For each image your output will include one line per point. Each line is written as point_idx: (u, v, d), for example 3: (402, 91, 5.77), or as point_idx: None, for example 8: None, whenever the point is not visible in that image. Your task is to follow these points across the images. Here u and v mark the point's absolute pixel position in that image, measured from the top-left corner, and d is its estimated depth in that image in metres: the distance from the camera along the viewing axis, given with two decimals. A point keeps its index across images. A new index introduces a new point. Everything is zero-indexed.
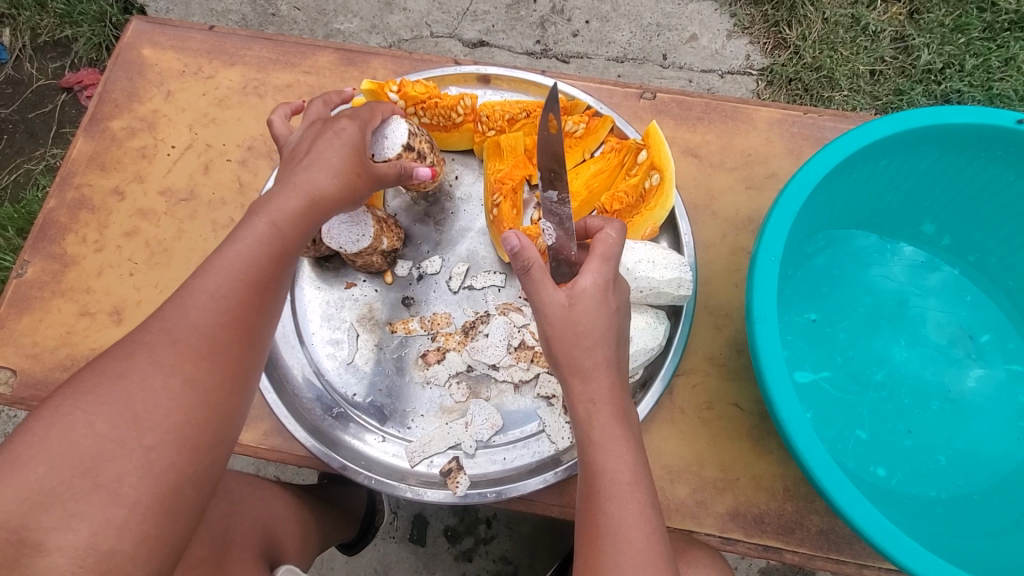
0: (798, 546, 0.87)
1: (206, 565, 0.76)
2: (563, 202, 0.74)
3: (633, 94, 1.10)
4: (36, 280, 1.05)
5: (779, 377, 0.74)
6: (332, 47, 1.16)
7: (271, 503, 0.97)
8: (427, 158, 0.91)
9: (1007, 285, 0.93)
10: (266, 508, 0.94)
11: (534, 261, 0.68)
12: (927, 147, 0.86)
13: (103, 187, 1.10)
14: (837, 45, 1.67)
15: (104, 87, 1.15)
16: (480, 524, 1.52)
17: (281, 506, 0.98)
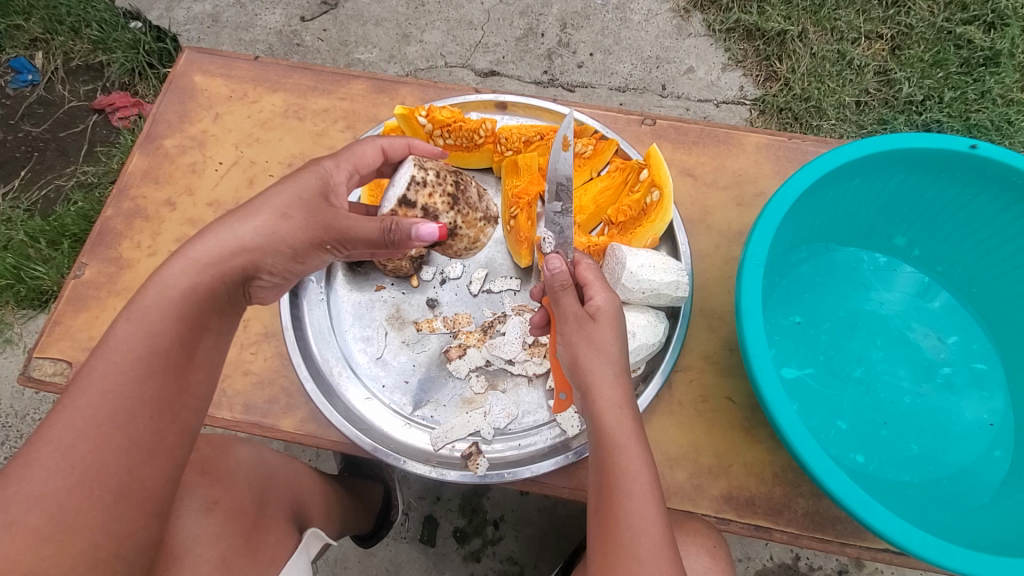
0: (785, 526, 0.95)
1: (245, 522, 0.85)
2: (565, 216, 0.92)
3: (635, 121, 1.23)
4: (93, 281, 1.15)
5: (765, 366, 0.84)
6: (364, 76, 1.29)
7: (302, 475, 1.05)
8: (438, 214, 0.97)
9: (971, 293, 1.04)
10: (297, 478, 1.03)
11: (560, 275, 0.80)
12: (895, 168, 0.97)
13: (156, 199, 1.21)
14: (824, 77, 1.81)
15: (158, 109, 1.28)
16: (488, 525, 1.59)
17: (308, 480, 1.07)
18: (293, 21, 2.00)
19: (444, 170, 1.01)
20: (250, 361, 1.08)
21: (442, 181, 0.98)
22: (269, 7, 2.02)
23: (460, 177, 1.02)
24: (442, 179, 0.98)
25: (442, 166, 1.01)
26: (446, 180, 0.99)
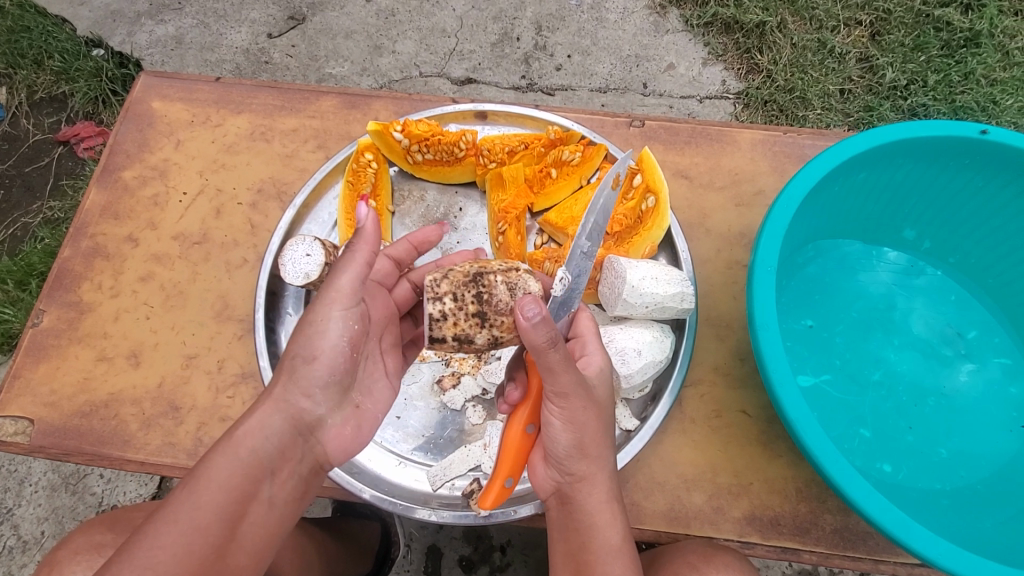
0: (814, 546, 0.89)
1: None
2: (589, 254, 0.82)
3: (623, 123, 1.17)
4: (52, 328, 1.06)
5: (784, 380, 0.77)
6: (334, 92, 1.22)
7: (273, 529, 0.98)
8: (476, 338, 0.77)
9: (987, 283, 1.00)
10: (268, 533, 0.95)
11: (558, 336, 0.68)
12: (901, 159, 0.93)
13: (117, 235, 1.13)
14: (807, 67, 1.77)
15: (114, 140, 1.20)
16: (495, 552, 1.36)
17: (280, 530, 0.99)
18: (260, 38, 1.92)
19: (461, 284, 0.77)
20: (229, 406, 1.01)
21: (461, 304, 0.76)
22: (233, 25, 1.94)
23: (482, 284, 0.77)
24: (461, 299, 0.76)
25: (458, 277, 0.78)
26: (466, 297, 0.76)
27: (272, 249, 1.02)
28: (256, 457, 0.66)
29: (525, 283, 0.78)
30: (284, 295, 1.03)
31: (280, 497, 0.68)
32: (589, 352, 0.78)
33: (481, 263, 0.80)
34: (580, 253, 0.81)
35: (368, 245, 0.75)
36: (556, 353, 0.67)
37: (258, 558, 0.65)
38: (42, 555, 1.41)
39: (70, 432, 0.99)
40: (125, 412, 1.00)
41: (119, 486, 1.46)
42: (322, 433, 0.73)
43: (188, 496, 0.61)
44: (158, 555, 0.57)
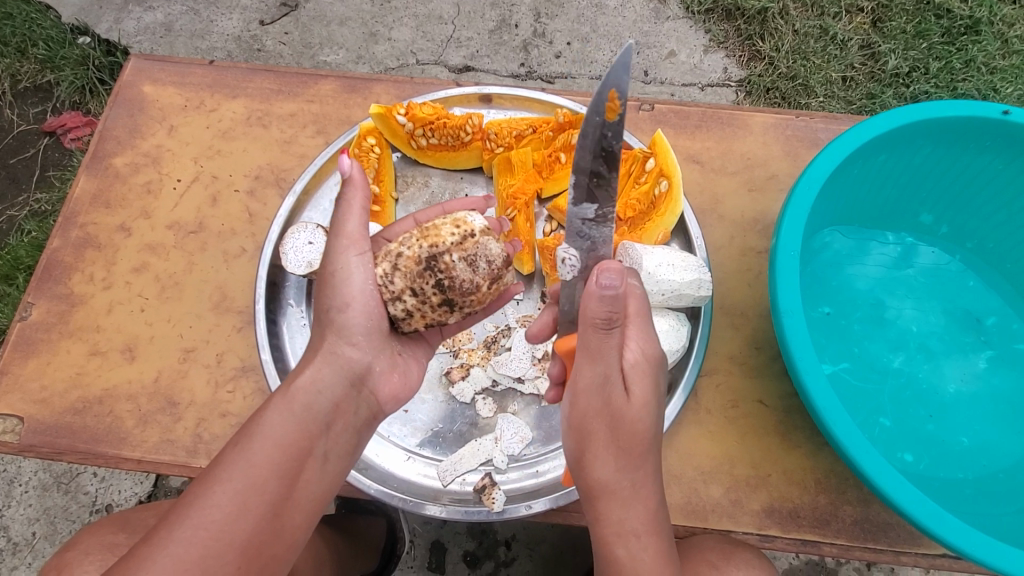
0: (834, 538, 0.87)
1: None
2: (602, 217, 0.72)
3: (632, 107, 1.14)
4: (42, 322, 1.02)
5: (810, 368, 0.76)
6: (333, 75, 1.18)
7: None
8: (451, 314, 0.76)
9: (1005, 269, 0.98)
10: None
11: (601, 318, 0.64)
12: (922, 141, 0.91)
13: (108, 225, 1.08)
14: (809, 55, 1.73)
15: (103, 125, 1.15)
16: (500, 546, 1.34)
17: None
18: (251, 25, 1.86)
19: (415, 275, 0.72)
20: (228, 401, 0.97)
21: (424, 297, 0.73)
22: (224, 11, 1.87)
23: (439, 270, 0.73)
24: (422, 292, 0.73)
25: (409, 267, 0.73)
26: (427, 291, 0.73)
27: (272, 237, 0.98)
28: (310, 413, 0.67)
29: (487, 249, 0.75)
30: (284, 285, 0.99)
31: (336, 452, 0.69)
32: (628, 339, 0.68)
33: (431, 237, 0.74)
34: (584, 222, 0.72)
35: (360, 192, 0.71)
36: (592, 335, 0.65)
37: (310, 519, 0.65)
38: (34, 557, 1.37)
39: (62, 430, 0.95)
40: (120, 408, 0.97)
41: (113, 485, 1.42)
42: (373, 382, 0.73)
43: (241, 456, 0.62)
44: (213, 513, 0.58)
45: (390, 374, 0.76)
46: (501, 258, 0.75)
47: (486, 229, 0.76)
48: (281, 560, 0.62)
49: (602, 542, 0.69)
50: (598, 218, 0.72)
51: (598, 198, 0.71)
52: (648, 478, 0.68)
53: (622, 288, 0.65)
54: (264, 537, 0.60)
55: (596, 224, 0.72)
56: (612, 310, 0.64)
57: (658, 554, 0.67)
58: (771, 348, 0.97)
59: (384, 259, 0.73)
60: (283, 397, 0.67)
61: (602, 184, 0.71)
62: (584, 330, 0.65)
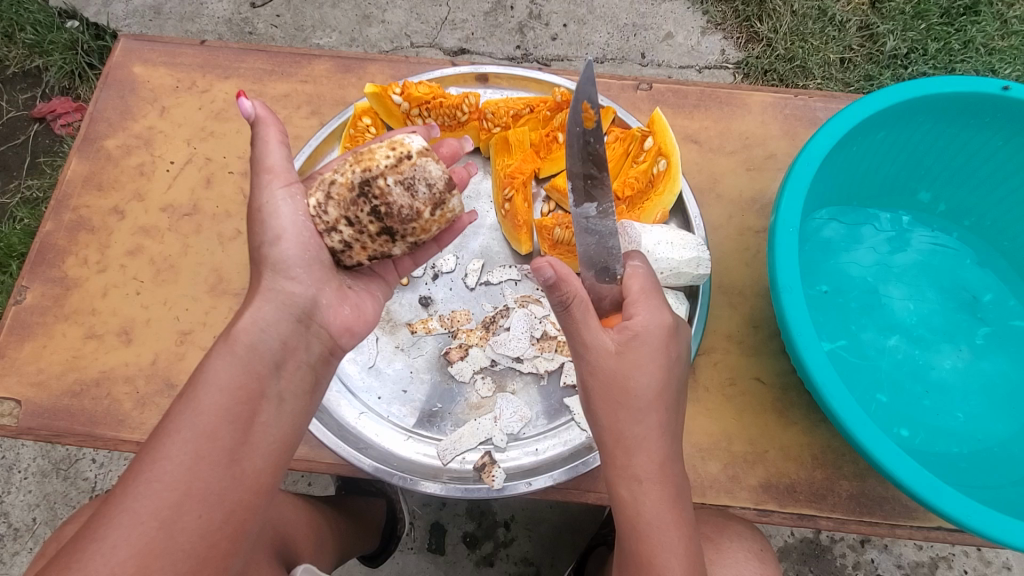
0: (831, 512, 0.88)
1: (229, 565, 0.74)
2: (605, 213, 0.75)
3: (629, 86, 1.13)
4: (37, 305, 1.01)
5: (810, 343, 0.76)
6: (327, 55, 1.16)
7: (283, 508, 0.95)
8: (394, 243, 0.75)
9: (1002, 246, 0.98)
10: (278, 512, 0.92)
11: (572, 295, 0.65)
12: (921, 117, 0.90)
13: (101, 208, 1.07)
14: (807, 35, 1.67)
15: (94, 107, 1.13)
16: (499, 526, 1.35)
17: (290, 508, 0.96)
18: (242, 7, 1.82)
19: (349, 202, 0.72)
20: None
21: (360, 225, 0.73)
22: None
23: (374, 195, 0.72)
24: (359, 221, 0.72)
25: (342, 195, 0.72)
26: (363, 219, 0.72)
27: None
28: (254, 355, 0.66)
29: (425, 171, 0.73)
30: None
31: (290, 393, 0.68)
32: (633, 311, 0.69)
33: (364, 161, 0.73)
34: (589, 219, 0.76)
35: (275, 126, 0.72)
36: (579, 310, 0.66)
37: (273, 462, 0.65)
38: (35, 542, 1.38)
39: (60, 413, 0.95)
40: (117, 391, 0.96)
41: (113, 470, 1.42)
42: (322, 316, 0.73)
43: (187, 406, 0.60)
44: (164, 466, 0.57)
45: (338, 306, 0.75)
46: (443, 181, 0.74)
47: (423, 149, 0.74)
48: (253, 507, 0.62)
49: (621, 495, 0.68)
50: (601, 213, 0.75)
51: (596, 197, 0.76)
52: (649, 434, 0.67)
53: (563, 276, 0.65)
54: (225, 483, 0.59)
55: (601, 219, 0.75)
56: (562, 296, 0.65)
57: (664, 508, 0.66)
58: (769, 326, 0.97)
59: (317, 188, 0.73)
60: (225, 342, 0.66)
61: (596, 184, 0.76)
62: (573, 308, 0.66)
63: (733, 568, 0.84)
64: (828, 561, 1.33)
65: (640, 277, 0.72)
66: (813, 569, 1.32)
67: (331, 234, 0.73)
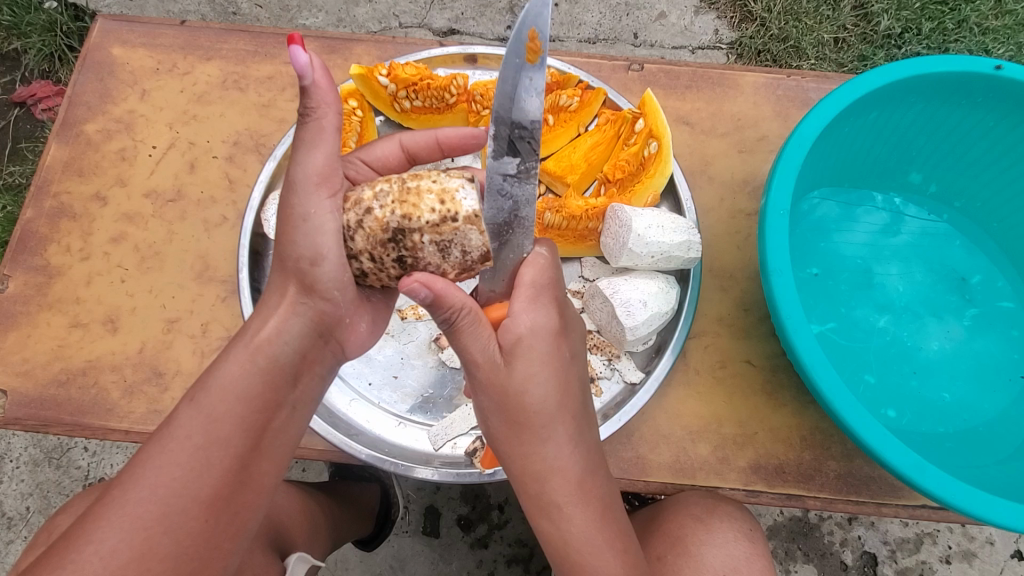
0: (819, 492, 0.90)
1: None
2: (523, 174, 0.65)
3: (621, 67, 1.11)
4: (19, 294, 1.00)
5: (799, 326, 0.76)
6: (312, 36, 1.13)
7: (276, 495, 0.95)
8: None
9: (991, 227, 0.98)
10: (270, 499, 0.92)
11: (455, 309, 0.63)
12: (914, 97, 0.90)
13: (82, 194, 1.05)
14: (801, 15, 1.65)
15: (72, 90, 1.10)
16: (493, 509, 1.36)
17: (283, 495, 0.96)
18: None
19: (379, 242, 0.67)
20: None
21: (381, 264, 0.69)
22: None
23: (405, 246, 0.67)
24: (381, 262, 0.68)
25: (374, 231, 0.66)
26: (387, 262, 0.68)
27: (252, 205, 0.96)
28: (274, 362, 0.65)
29: (465, 239, 0.67)
30: (266, 254, 0.97)
31: (303, 401, 0.68)
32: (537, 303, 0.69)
33: (407, 205, 0.66)
34: (504, 178, 0.64)
35: (331, 108, 0.65)
36: (467, 320, 0.64)
37: (278, 463, 0.64)
38: (29, 530, 1.38)
39: (47, 402, 0.94)
40: (104, 380, 0.95)
41: (104, 458, 1.42)
42: (335, 326, 0.72)
43: (200, 412, 0.60)
44: (173, 471, 0.56)
45: (354, 318, 0.74)
46: (480, 253, 0.68)
47: (473, 215, 0.66)
48: (254, 506, 0.61)
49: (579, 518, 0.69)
50: (520, 174, 0.64)
51: (521, 151, 0.63)
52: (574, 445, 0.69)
53: (440, 292, 0.62)
54: (239, 488, 0.60)
55: (517, 181, 0.65)
56: (445, 312, 0.62)
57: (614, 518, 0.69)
58: (759, 310, 0.97)
59: (354, 209, 0.67)
60: (244, 347, 0.64)
61: (523, 136, 0.63)
62: (459, 322, 0.64)
63: (723, 547, 0.84)
64: (816, 538, 1.35)
65: (537, 269, 0.70)
66: (802, 546, 1.35)
67: (350, 260, 0.69)
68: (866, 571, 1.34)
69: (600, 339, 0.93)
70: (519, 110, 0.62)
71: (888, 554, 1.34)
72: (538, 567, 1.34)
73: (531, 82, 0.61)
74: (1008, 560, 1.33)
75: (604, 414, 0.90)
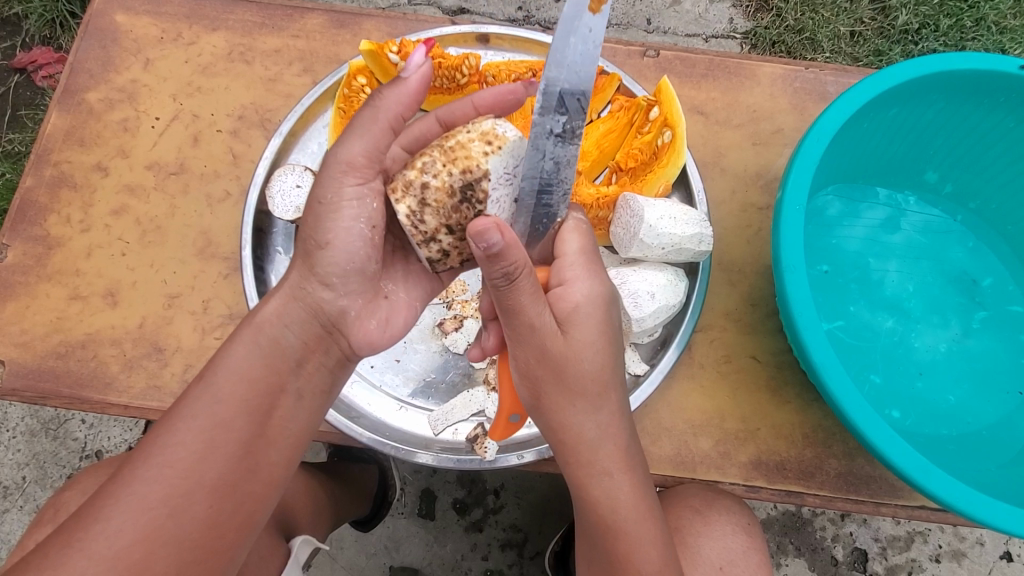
0: (819, 489, 0.90)
1: None
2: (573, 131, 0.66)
3: (636, 52, 1.08)
4: (18, 264, 0.98)
5: (811, 323, 0.75)
6: (320, 9, 1.10)
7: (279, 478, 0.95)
8: None
9: (1005, 231, 0.97)
10: None
11: (516, 264, 0.59)
12: (936, 94, 0.88)
13: (84, 164, 1.03)
14: (818, 6, 1.61)
15: (74, 56, 1.07)
16: (489, 494, 1.36)
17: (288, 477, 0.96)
18: None
19: (450, 211, 0.66)
20: (217, 347, 0.95)
21: (461, 232, 0.68)
22: None
23: (477, 200, 0.65)
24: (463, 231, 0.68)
25: (441, 202, 0.65)
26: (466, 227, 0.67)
27: (257, 180, 0.94)
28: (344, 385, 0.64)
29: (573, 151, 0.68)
30: (271, 232, 0.96)
31: None
32: (573, 278, 0.68)
33: (460, 161, 0.65)
34: (550, 137, 0.65)
35: (408, 96, 0.66)
36: (527, 281, 0.61)
37: None
38: (25, 500, 1.38)
39: (45, 374, 0.93)
40: (103, 354, 0.94)
41: (102, 431, 1.42)
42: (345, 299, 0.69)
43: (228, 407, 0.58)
44: None
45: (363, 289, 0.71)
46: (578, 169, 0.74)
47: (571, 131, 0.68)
48: None
49: (582, 500, 0.70)
50: (565, 134, 0.65)
51: (568, 109, 0.64)
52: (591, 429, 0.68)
53: (508, 243, 0.58)
54: None
55: (563, 139, 0.66)
56: (506, 266, 0.58)
57: (621, 496, 0.69)
58: (767, 305, 0.96)
59: (408, 192, 0.66)
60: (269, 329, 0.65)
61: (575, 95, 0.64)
62: (519, 279, 0.60)
63: (720, 540, 0.85)
64: (808, 532, 1.36)
65: (582, 236, 0.70)
66: (794, 541, 1.36)
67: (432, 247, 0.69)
68: (856, 567, 1.35)
69: None
70: (570, 68, 0.63)
71: (878, 551, 1.35)
72: (532, 552, 1.34)
73: (587, 39, 0.62)
74: (997, 561, 1.34)
75: None
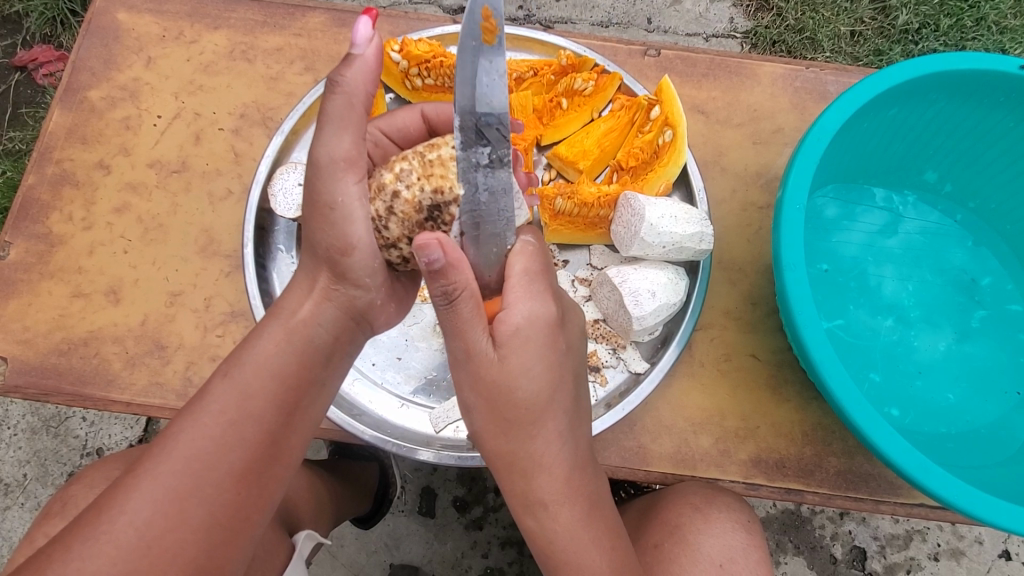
0: (818, 487, 0.90)
1: None
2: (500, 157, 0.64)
3: (637, 51, 1.09)
4: (21, 262, 0.98)
5: (811, 321, 0.76)
6: (322, 8, 1.11)
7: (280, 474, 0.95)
8: None
9: (1003, 230, 0.98)
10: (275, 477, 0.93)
11: (458, 286, 0.60)
12: (936, 94, 0.88)
13: (86, 162, 1.03)
14: (818, 6, 1.62)
15: (76, 54, 1.07)
16: (489, 492, 1.36)
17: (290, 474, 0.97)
18: None
19: (415, 224, 0.68)
20: (218, 345, 0.96)
21: None
22: None
23: (442, 221, 0.68)
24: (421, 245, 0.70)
25: (407, 214, 0.67)
26: None
27: (259, 178, 0.95)
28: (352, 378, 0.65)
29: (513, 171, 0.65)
30: (273, 230, 0.96)
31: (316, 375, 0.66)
32: (514, 301, 0.66)
33: (435, 178, 0.67)
34: (478, 170, 0.64)
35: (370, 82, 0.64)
36: (466, 305, 0.61)
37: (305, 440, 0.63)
38: (27, 497, 1.38)
39: (47, 371, 0.94)
40: (106, 351, 0.95)
41: (103, 429, 1.42)
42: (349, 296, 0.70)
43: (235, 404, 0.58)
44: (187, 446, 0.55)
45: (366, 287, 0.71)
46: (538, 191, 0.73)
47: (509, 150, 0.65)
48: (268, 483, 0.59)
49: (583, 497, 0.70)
50: (492, 163, 0.64)
51: (489, 140, 0.63)
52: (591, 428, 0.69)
53: (451, 262, 0.59)
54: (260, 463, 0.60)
55: (490, 169, 0.64)
56: (446, 286, 0.59)
57: None
58: (768, 304, 0.97)
59: (379, 195, 0.67)
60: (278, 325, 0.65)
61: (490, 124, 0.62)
62: (458, 302, 0.61)
63: (721, 537, 0.84)
64: (807, 531, 1.37)
65: (527, 258, 0.68)
66: (793, 539, 1.36)
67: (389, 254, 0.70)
68: (854, 565, 1.35)
69: (607, 329, 0.92)
70: (481, 97, 0.60)
71: (877, 550, 1.36)
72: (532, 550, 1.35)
73: (490, 67, 0.60)
74: (995, 560, 1.35)
75: (607, 404, 0.90)
